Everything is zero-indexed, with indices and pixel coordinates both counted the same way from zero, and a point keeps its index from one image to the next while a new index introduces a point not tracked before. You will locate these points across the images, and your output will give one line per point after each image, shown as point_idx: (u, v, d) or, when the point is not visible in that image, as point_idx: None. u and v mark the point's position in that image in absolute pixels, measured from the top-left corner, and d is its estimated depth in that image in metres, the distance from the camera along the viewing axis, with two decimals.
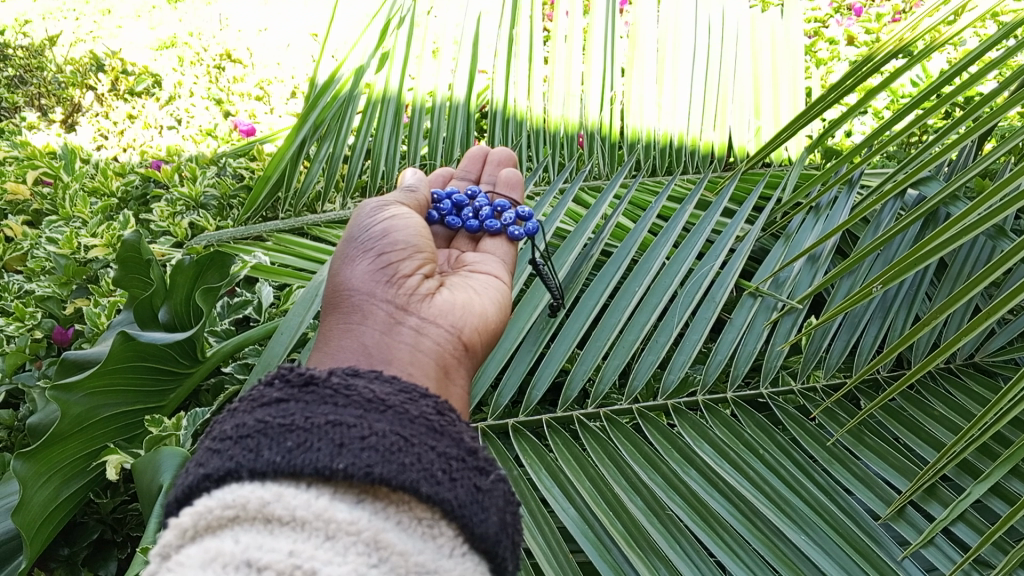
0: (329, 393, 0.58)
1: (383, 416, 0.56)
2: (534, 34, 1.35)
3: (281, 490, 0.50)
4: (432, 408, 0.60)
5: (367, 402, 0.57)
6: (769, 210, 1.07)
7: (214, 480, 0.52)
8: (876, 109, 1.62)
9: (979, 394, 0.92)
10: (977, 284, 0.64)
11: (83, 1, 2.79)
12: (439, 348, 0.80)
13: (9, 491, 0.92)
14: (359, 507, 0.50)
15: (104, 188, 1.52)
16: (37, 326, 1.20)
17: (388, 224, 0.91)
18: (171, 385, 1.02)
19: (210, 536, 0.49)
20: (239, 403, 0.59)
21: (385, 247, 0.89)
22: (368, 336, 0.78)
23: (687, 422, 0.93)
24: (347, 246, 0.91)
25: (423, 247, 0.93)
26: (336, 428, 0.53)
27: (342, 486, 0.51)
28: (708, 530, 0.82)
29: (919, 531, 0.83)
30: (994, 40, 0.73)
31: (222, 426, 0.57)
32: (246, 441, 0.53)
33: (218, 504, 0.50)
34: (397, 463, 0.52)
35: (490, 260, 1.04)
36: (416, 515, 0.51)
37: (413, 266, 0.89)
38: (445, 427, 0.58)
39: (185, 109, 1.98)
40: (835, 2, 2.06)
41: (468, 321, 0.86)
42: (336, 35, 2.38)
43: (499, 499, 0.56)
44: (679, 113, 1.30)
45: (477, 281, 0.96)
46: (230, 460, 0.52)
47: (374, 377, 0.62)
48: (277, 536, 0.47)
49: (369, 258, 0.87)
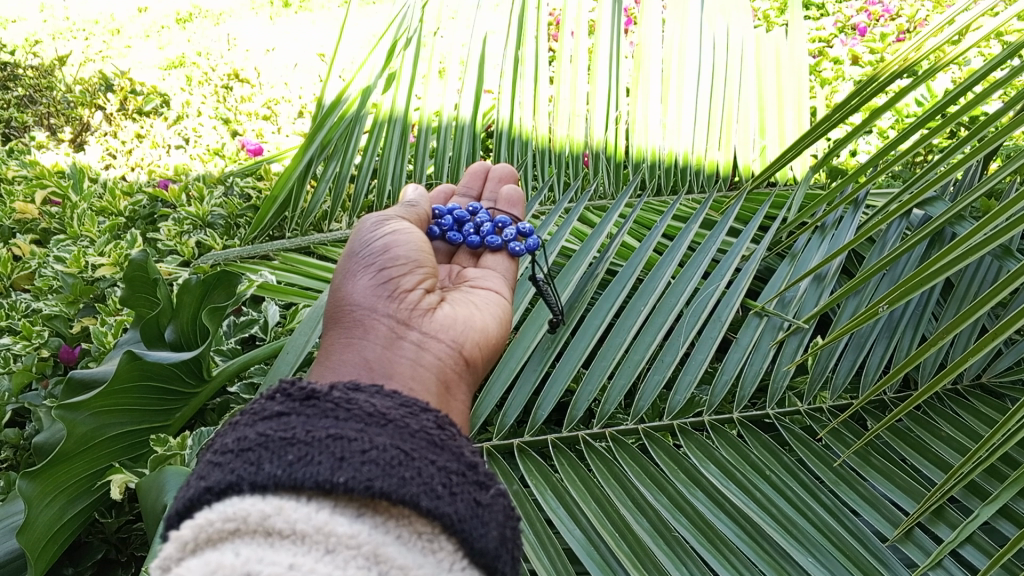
0: (330, 407, 0.58)
1: (384, 430, 0.56)
2: (540, 55, 1.37)
3: (282, 503, 0.49)
4: (433, 422, 0.59)
5: (368, 416, 0.57)
6: (774, 230, 1.07)
7: (215, 493, 0.51)
8: (880, 129, 1.63)
9: (986, 416, 0.91)
10: (983, 304, 0.64)
11: (94, 22, 2.85)
12: (441, 363, 0.80)
13: (14, 509, 0.92)
14: (359, 521, 0.50)
15: (112, 207, 1.53)
16: (44, 345, 1.21)
17: (390, 239, 0.92)
18: (176, 405, 1.02)
19: (210, 550, 0.48)
20: (241, 417, 0.59)
21: (386, 262, 0.89)
22: (370, 350, 0.78)
23: (693, 443, 0.92)
24: (348, 259, 0.91)
25: (425, 262, 0.93)
26: (337, 441, 0.53)
27: (343, 499, 0.51)
28: (713, 551, 0.82)
29: (927, 554, 0.81)
30: (998, 60, 0.73)
31: (223, 439, 0.57)
32: (248, 454, 0.53)
33: (219, 517, 0.49)
34: (397, 477, 0.51)
35: (491, 276, 1.04)
36: (416, 530, 0.51)
37: (416, 281, 0.89)
38: (445, 442, 0.58)
39: (193, 128, 1.99)
40: (839, 22, 2.09)
41: (471, 337, 0.86)
42: (342, 55, 2.42)
43: (500, 514, 0.55)
44: (684, 132, 1.31)
45: (479, 297, 0.96)
46: (231, 473, 0.52)
47: (376, 391, 0.61)
48: (278, 549, 0.47)
49: (371, 273, 0.87)
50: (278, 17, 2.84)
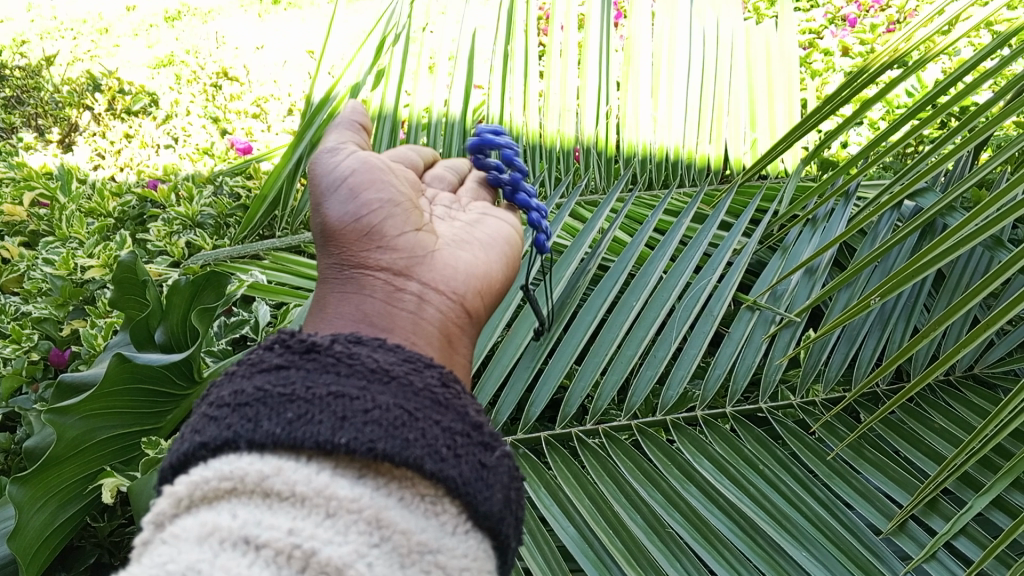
0: (332, 362, 0.54)
1: (387, 388, 0.53)
2: (529, 50, 1.35)
3: (281, 463, 0.47)
4: (437, 380, 0.56)
5: (371, 373, 0.54)
6: (766, 222, 1.06)
7: (211, 450, 0.49)
8: (871, 120, 1.64)
9: (980, 407, 0.91)
10: (976, 296, 0.64)
11: (81, 21, 2.83)
12: (443, 316, 0.74)
13: (5, 514, 0.91)
14: (361, 483, 0.47)
15: (101, 209, 1.51)
16: (34, 347, 1.20)
17: (361, 181, 0.83)
18: (167, 407, 1.00)
19: (207, 508, 0.47)
20: (238, 366, 0.56)
21: (362, 212, 0.81)
22: (369, 304, 0.72)
23: (686, 438, 0.92)
24: (317, 208, 0.83)
25: (400, 200, 0.85)
26: (338, 400, 0.50)
27: (344, 460, 0.48)
28: (708, 547, 0.82)
29: (921, 546, 0.81)
30: (988, 50, 0.73)
31: (219, 392, 0.54)
32: (246, 409, 0.51)
33: (215, 475, 0.47)
34: (400, 439, 0.49)
35: (489, 218, 0.97)
36: (418, 492, 0.49)
37: (400, 222, 0.82)
38: (450, 401, 0.55)
39: (182, 128, 1.98)
40: (829, 13, 2.08)
41: (473, 286, 0.80)
42: (332, 52, 2.41)
43: (504, 476, 0.54)
44: (674, 127, 1.30)
45: (477, 240, 0.90)
46: (228, 429, 0.50)
47: (379, 346, 0.58)
48: (276, 511, 0.45)
49: (350, 225, 0.80)
50: (268, 14, 2.82)
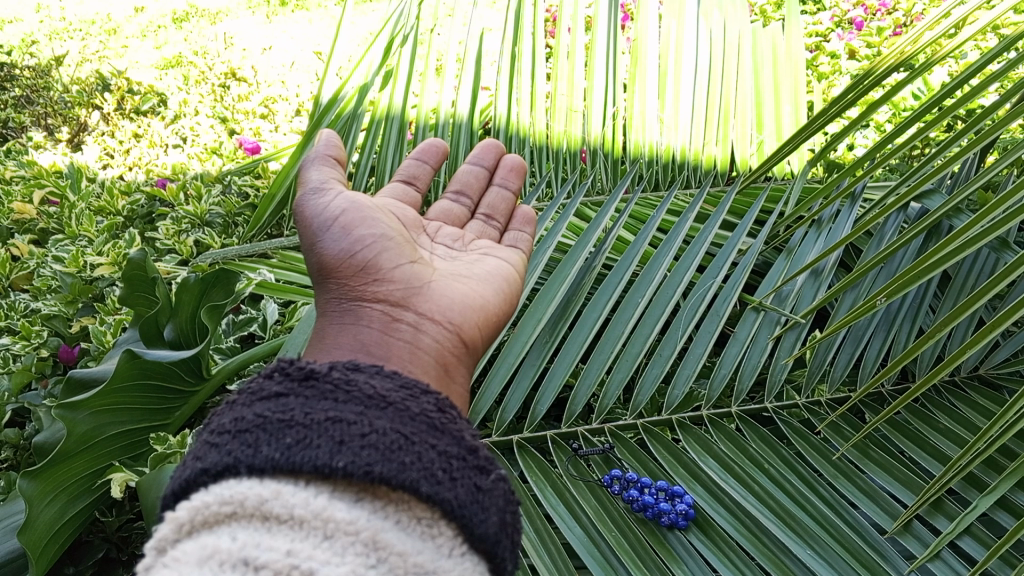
0: (329, 388, 0.55)
1: (384, 413, 0.53)
2: (537, 52, 1.37)
3: (280, 487, 0.48)
4: (433, 405, 0.56)
5: (368, 398, 0.54)
6: (772, 222, 1.07)
7: (212, 475, 0.50)
8: (877, 121, 1.65)
9: (984, 408, 0.91)
10: (980, 297, 0.64)
11: (89, 22, 2.84)
12: (439, 345, 0.74)
13: (15, 509, 0.92)
14: (357, 506, 0.48)
15: (110, 207, 1.53)
16: (43, 345, 1.21)
17: (352, 218, 0.87)
18: (175, 403, 1.01)
19: (207, 532, 0.47)
20: (238, 395, 0.56)
21: (356, 248, 0.84)
22: (367, 334, 0.73)
23: (692, 437, 0.93)
24: (312, 247, 0.87)
25: (393, 238, 0.88)
26: (335, 425, 0.51)
27: (342, 483, 0.49)
28: (713, 548, 0.83)
29: (926, 545, 0.82)
30: (995, 53, 0.73)
31: (221, 419, 0.55)
32: (246, 435, 0.51)
33: (216, 500, 0.47)
34: (397, 462, 0.49)
35: (490, 261, 0.97)
36: (415, 515, 0.49)
37: (394, 254, 0.85)
38: (446, 425, 0.55)
39: (190, 127, 2.00)
40: (836, 16, 2.08)
41: (470, 318, 0.80)
42: (340, 53, 2.43)
43: (500, 499, 0.54)
44: (682, 128, 1.31)
45: (477, 275, 0.91)
46: (229, 455, 0.50)
47: (376, 371, 0.58)
48: (276, 534, 0.46)
49: (345, 262, 0.83)
50: (275, 15, 2.84)
